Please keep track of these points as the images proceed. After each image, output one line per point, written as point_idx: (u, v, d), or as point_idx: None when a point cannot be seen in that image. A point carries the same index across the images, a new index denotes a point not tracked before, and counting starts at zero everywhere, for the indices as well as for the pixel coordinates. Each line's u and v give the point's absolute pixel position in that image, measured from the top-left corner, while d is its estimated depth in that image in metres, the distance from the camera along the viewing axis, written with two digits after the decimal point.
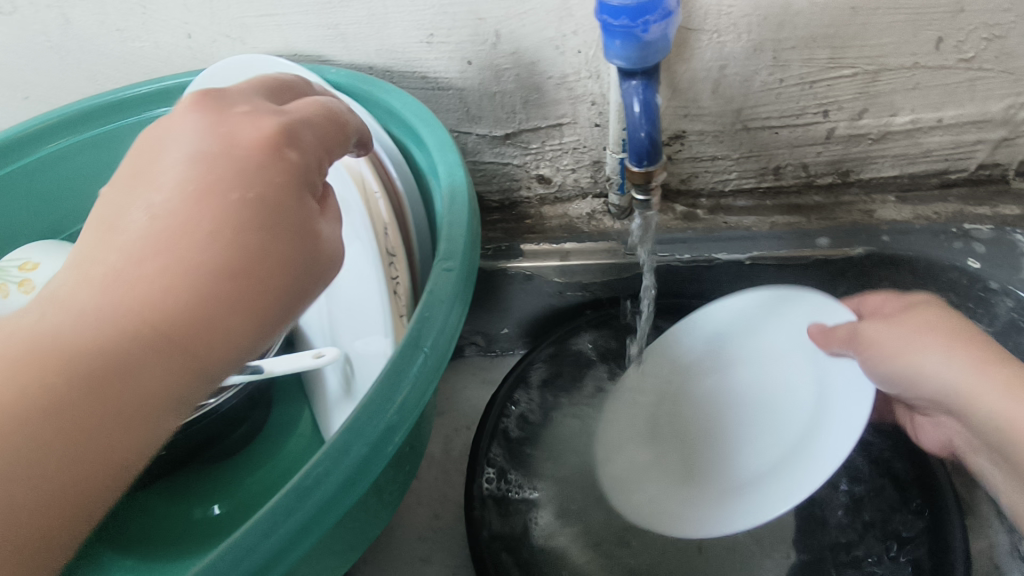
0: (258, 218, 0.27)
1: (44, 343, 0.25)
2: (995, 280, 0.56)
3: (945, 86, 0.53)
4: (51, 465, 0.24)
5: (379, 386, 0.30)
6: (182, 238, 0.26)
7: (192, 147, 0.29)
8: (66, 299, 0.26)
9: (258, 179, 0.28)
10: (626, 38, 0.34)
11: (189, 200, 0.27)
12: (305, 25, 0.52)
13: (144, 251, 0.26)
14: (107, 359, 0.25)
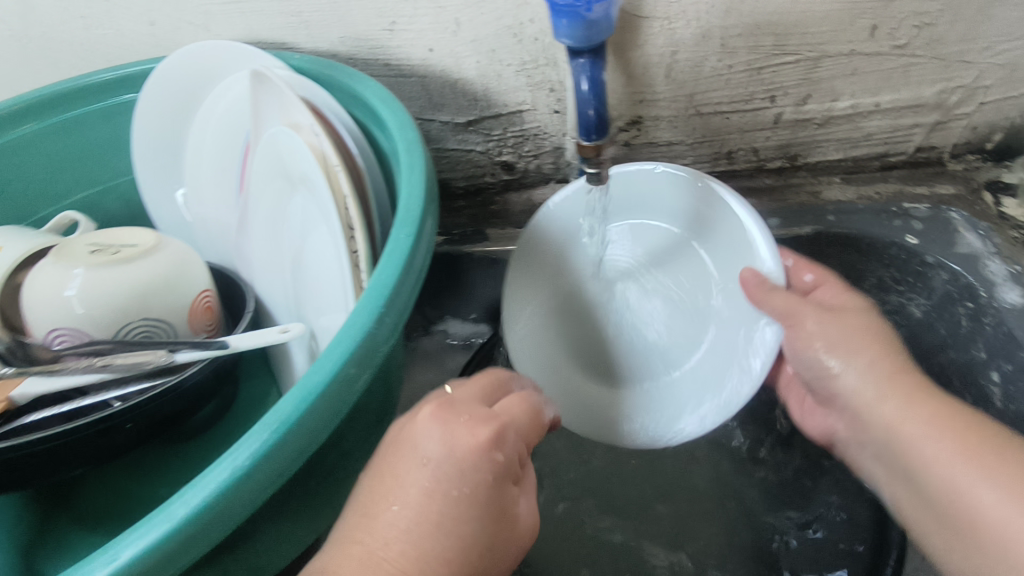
0: (480, 530, 0.33)
1: None
2: (930, 254, 0.58)
3: (882, 71, 0.56)
4: None
5: (336, 342, 0.32)
6: (423, 556, 0.32)
7: (435, 468, 0.34)
8: None
9: (482, 497, 0.33)
10: (571, 17, 0.36)
11: (427, 503, 0.33)
12: (267, 12, 0.53)
13: (401, 565, 0.31)
14: None
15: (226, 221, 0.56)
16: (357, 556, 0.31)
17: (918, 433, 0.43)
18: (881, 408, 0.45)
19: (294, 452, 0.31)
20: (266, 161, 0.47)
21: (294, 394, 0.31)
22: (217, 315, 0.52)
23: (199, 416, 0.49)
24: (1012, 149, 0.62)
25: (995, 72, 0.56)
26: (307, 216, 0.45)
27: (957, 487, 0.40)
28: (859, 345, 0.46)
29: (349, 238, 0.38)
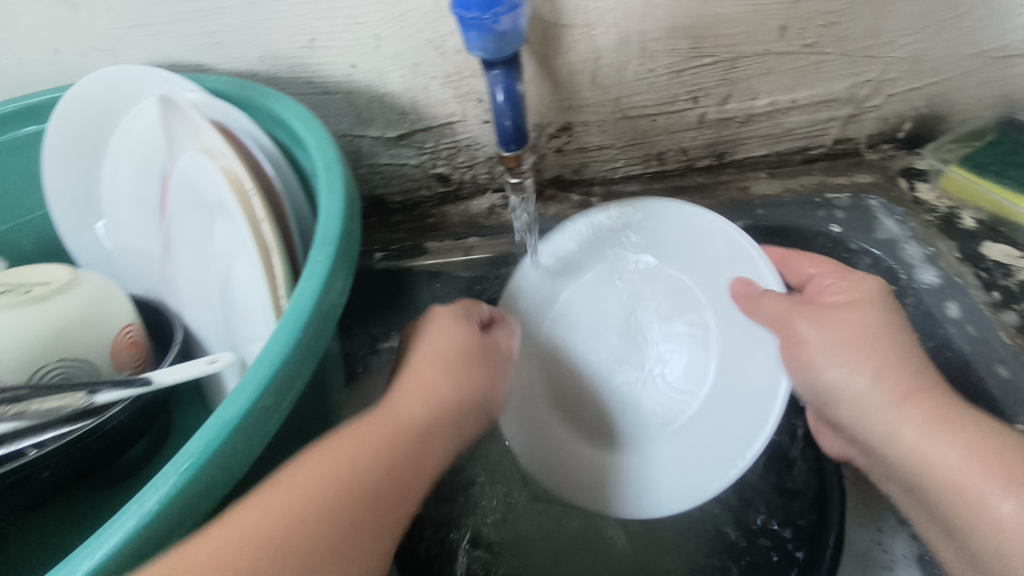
0: (461, 367, 0.45)
1: (331, 459, 0.34)
2: (854, 241, 0.61)
3: (795, 69, 0.58)
4: (334, 529, 0.32)
5: (255, 366, 0.32)
6: (421, 385, 0.43)
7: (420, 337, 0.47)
8: (349, 430, 0.38)
9: (457, 340, 0.46)
10: (480, 30, 0.36)
11: (417, 362, 0.44)
12: (179, 34, 0.52)
13: (405, 395, 0.42)
14: (381, 465, 0.36)
15: (151, 251, 0.54)
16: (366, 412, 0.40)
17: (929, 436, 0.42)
18: (884, 409, 0.44)
19: (206, 491, 0.30)
20: (183, 187, 0.45)
21: (205, 431, 0.30)
22: (144, 349, 0.50)
23: (131, 455, 0.47)
24: (921, 137, 0.66)
25: (899, 65, 0.59)
26: (228, 241, 0.44)
27: (977, 491, 0.39)
28: (856, 345, 0.46)
29: (267, 262, 0.37)
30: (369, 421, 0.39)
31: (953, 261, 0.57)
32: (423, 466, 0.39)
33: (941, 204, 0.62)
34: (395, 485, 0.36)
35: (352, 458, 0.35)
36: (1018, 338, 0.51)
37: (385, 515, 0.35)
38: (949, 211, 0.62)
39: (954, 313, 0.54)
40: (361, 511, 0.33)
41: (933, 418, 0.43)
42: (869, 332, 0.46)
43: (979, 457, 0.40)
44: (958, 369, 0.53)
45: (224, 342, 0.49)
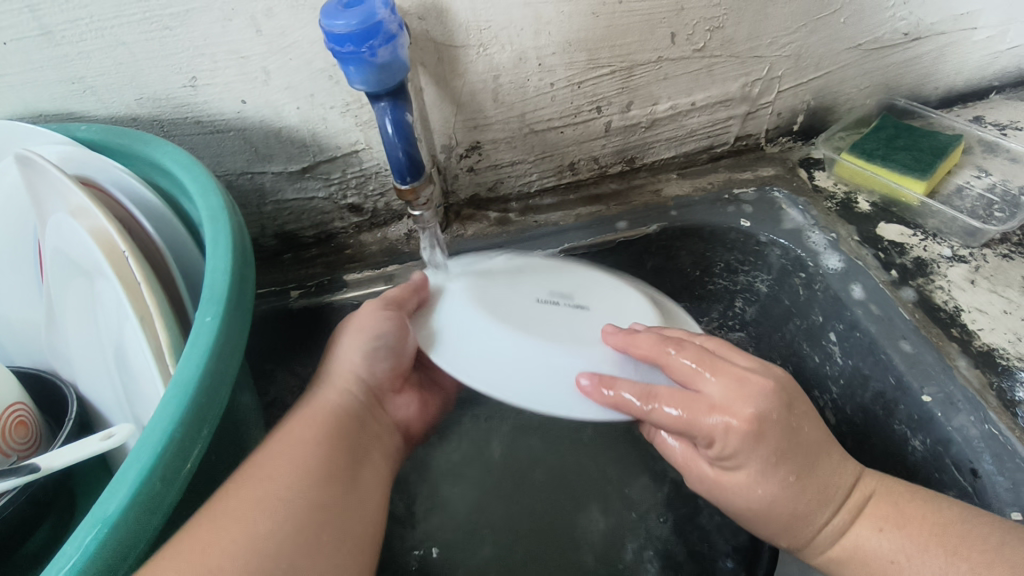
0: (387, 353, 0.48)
1: (300, 450, 0.40)
2: (763, 234, 0.63)
3: (690, 73, 0.60)
4: (322, 502, 0.39)
5: (143, 441, 0.28)
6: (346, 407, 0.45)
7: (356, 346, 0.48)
8: (305, 421, 0.43)
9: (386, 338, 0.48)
10: (358, 63, 0.35)
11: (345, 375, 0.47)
12: (43, 82, 0.48)
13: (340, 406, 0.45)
14: (335, 459, 0.42)
15: (35, 318, 0.49)
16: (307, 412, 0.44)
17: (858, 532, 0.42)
18: (815, 526, 0.43)
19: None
20: (58, 251, 0.42)
21: (80, 534, 0.26)
22: (36, 427, 0.46)
23: (27, 549, 0.42)
24: (814, 128, 0.69)
25: (784, 63, 0.61)
26: (113, 304, 0.41)
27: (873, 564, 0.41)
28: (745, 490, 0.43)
29: (152, 329, 0.35)
30: (303, 414, 0.44)
31: (854, 244, 0.60)
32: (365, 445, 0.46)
33: (838, 190, 0.65)
34: (356, 473, 0.43)
35: (303, 451, 0.40)
36: (916, 312, 0.54)
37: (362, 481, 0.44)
38: (846, 196, 0.65)
39: (858, 294, 0.56)
40: (332, 468, 0.41)
41: (855, 511, 0.43)
42: (759, 447, 0.40)
43: (912, 543, 0.40)
44: (867, 347, 0.54)
45: (123, 411, 0.45)
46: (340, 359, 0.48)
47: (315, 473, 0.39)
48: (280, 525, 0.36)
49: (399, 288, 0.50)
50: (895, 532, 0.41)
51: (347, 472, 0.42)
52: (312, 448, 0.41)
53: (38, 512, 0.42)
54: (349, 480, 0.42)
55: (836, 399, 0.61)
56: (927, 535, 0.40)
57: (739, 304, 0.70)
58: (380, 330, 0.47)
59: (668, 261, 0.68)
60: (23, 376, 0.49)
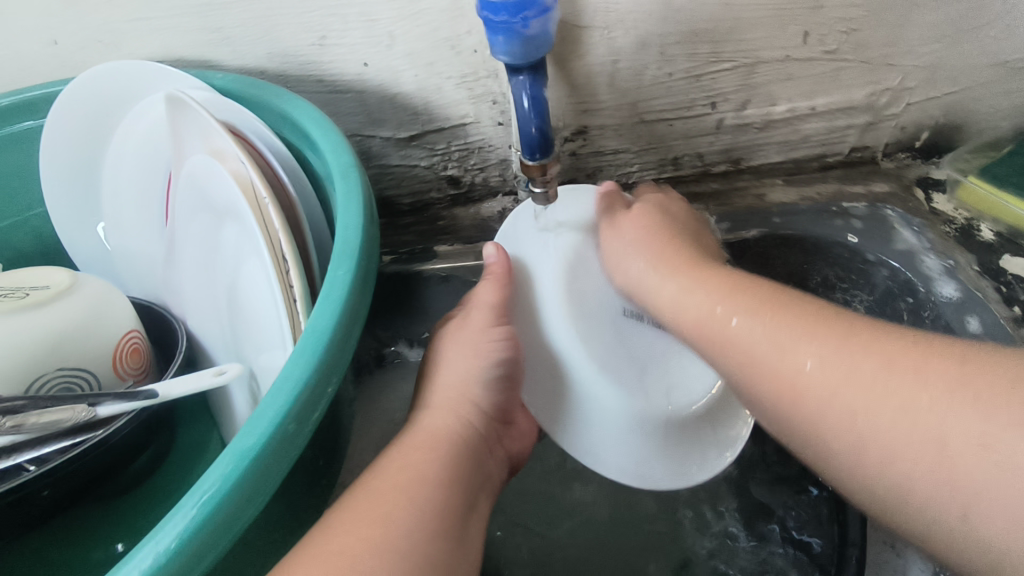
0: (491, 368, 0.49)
1: (414, 465, 0.42)
2: (871, 252, 0.60)
3: (815, 76, 0.57)
4: (437, 509, 0.40)
5: (275, 391, 0.28)
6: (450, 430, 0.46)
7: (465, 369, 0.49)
8: (420, 438, 0.44)
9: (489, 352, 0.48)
10: (508, 34, 0.35)
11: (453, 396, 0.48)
12: (184, 29, 0.50)
13: (447, 429, 0.46)
14: (445, 476, 0.42)
15: (154, 255, 0.52)
16: (422, 432, 0.45)
17: (819, 346, 0.37)
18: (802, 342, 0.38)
19: (222, 533, 0.26)
20: (189, 194, 0.44)
21: (221, 462, 0.26)
22: (146, 357, 0.49)
23: (132, 469, 0.45)
24: (938, 146, 0.65)
25: (918, 74, 0.58)
26: (236, 250, 0.42)
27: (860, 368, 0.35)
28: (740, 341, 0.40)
29: (282, 278, 0.36)
30: (417, 435, 0.45)
31: (973, 274, 0.56)
32: (472, 465, 0.45)
33: (959, 215, 0.61)
34: (466, 493, 0.43)
35: (421, 474, 0.41)
36: None
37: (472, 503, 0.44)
38: (967, 222, 0.61)
39: (975, 327, 0.54)
40: (450, 494, 0.41)
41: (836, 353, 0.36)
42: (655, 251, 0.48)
43: (889, 357, 0.34)
44: None
45: (230, 351, 0.47)
46: (451, 381, 0.49)
47: (433, 502, 0.40)
48: (401, 555, 0.36)
49: (488, 284, 0.49)
50: (848, 349, 0.36)
51: (460, 505, 0.42)
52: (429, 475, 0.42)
53: (147, 438, 0.45)
54: (464, 512, 0.42)
55: None
56: (939, 368, 0.33)
57: None
58: (496, 353, 0.48)
59: (762, 269, 0.66)
60: (138, 309, 0.52)
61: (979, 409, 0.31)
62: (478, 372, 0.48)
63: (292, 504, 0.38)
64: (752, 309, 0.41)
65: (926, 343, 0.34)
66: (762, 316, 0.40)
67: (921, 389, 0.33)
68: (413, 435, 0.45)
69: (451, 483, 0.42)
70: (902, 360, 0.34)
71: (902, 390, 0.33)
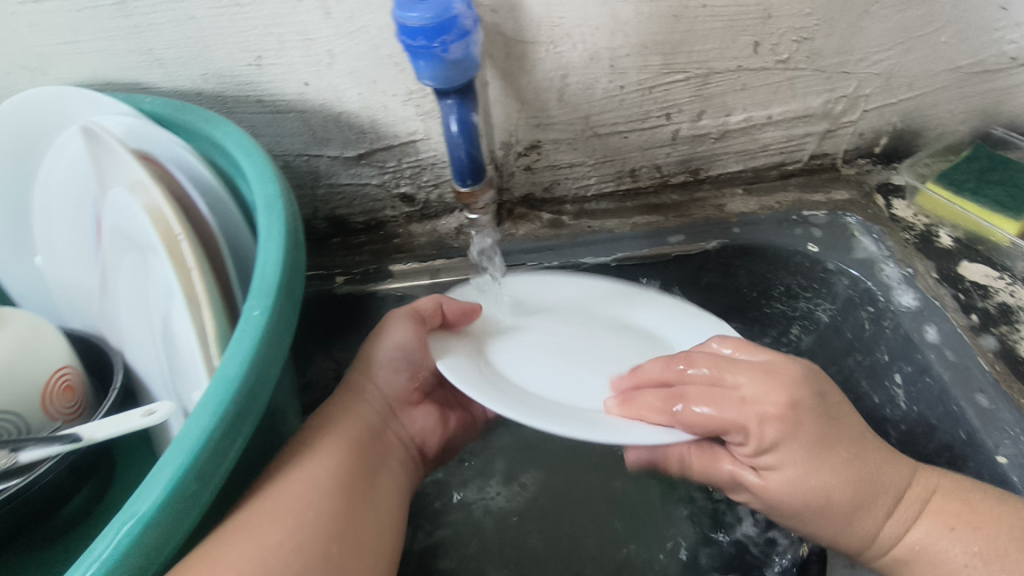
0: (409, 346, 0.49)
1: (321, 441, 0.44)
2: (831, 261, 0.59)
3: (769, 85, 0.56)
4: (340, 481, 0.42)
5: (176, 447, 0.27)
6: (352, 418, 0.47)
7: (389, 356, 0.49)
8: (328, 423, 0.46)
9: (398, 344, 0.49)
10: (428, 58, 0.33)
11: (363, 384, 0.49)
12: (113, 51, 0.48)
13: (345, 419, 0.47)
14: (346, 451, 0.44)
15: (89, 285, 0.50)
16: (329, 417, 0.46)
17: (934, 533, 0.42)
18: (874, 520, 0.43)
19: None
20: (114, 224, 0.42)
21: (116, 524, 0.25)
22: (82, 393, 0.47)
23: (61, 515, 0.44)
24: (898, 151, 0.64)
25: (873, 81, 0.57)
26: (162, 282, 0.40)
27: (865, 539, 0.44)
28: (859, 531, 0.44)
29: (199, 316, 0.34)
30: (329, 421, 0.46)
31: (931, 282, 0.56)
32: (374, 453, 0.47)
33: (918, 221, 0.61)
34: (369, 474, 0.45)
35: (328, 456, 0.43)
36: (997, 364, 0.50)
37: (377, 481, 0.46)
38: (926, 228, 0.61)
39: (932, 337, 0.53)
40: (355, 466, 0.43)
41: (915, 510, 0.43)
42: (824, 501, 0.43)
43: (959, 524, 0.41)
44: (937, 396, 0.51)
45: (167, 386, 0.45)
46: (375, 369, 0.50)
47: (347, 469, 0.43)
48: (306, 533, 0.37)
49: (402, 323, 0.48)
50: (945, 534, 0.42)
51: (366, 475, 0.44)
52: (331, 448, 0.43)
53: (76, 484, 0.43)
54: (366, 485, 0.44)
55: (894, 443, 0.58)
56: (997, 533, 0.40)
57: (795, 331, 0.66)
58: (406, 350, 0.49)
59: (724, 280, 0.65)
60: (74, 340, 0.50)
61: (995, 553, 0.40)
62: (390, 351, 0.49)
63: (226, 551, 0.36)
64: (894, 505, 0.43)
65: (952, 510, 0.42)
66: (910, 518, 0.43)
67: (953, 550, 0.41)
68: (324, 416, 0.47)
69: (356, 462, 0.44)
70: (992, 523, 0.40)
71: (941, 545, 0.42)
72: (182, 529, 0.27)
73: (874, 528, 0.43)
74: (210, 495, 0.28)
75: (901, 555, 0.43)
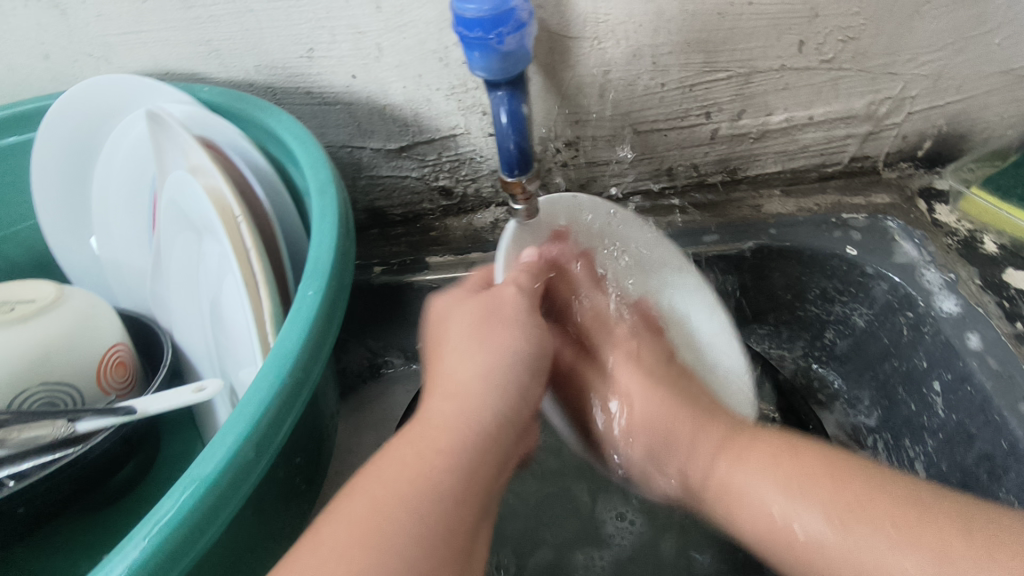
0: (507, 322, 0.43)
1: (443, 430, 0.36)
2: (870, 265, 0.58)
3: (812, 85, 0.56)
4: (437, 484, 0.33)
5: (236, 417, 0.28)
6: (467, 403, 0.38)
7: (485, 341, 0.42)
8: (443, 412, 0.38)
9: (496, 319, 0.43)
10: (483, 50, 0.34)
11: (472, 368, 0.40)
12: (172, 42, 0.50)
13: (463, 406, 0.38)
14: (464, 442, 0.35)
15: (142, 266, 0.52)
16: (446, 400, 0.39)
17: (743, 465, 0.41)
18: (768, 469, 0.40)
19: (177, 561, 0.26)
20: (172, 209, 0.44)
21: (178, 488, 0.27)
22: (132, 369, 0.49)
23: (111, 487, 0.46)
24: (942, 156, 0.63)
25: (919, 83, 0.56)
26: (216, 265, 0.42)
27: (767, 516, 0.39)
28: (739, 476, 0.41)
29: (255, 295, 0.35)
30: (429, 424, 0.37)
31: (974, 288, 0.55)
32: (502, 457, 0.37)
33: (962, 226, 0.60)
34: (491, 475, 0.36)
35: (423, 456, 0.34)
36: None
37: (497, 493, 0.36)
38: (970, 234, 0.59)
39: (975, 344, 0.52)
40: (473, 472, 0.34)
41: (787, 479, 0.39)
42: (737, 465, 0.42)
43: (865, 515, 0.35)
44: (978, 404, 0.51)
45: (214, 365, 0.47)
46: (461, 365, 0.41)
47: (461, 474, 0.34)
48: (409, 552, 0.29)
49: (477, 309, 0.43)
50: (838, 515, 0.36)
51: (479, 492, 0.34)
52: (447, 440, 0.35)
53: (125, 458, 0.45)
54: (481, 505, 0.34)
55: (931, 453, 0.57)
56: (891, 509, 0.35)
57: (830, 335, 0.66)
58: (504, 335, 0.42)
59: (759, 281, 0.65)
60: (127, 319, 0.52)
61: (920, 548, 0.33)
62: (505, 356, 0.41)
63: (267, 525, 0.37)
64: (715, 447, 0.43)
65: (856, 482, 0.37)
66: (729, 456, 0.42)
67: (859, 539, 0.34)
68: (419, 424, 0.37)
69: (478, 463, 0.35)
70: (845, 488, 0.37)
71: (854, 534, 0.35)
72: (240, 496, 0.28)
73: (703, 470, 0.43)
74: (266, 466, 0.29)
75: (721, 498, 0.42)
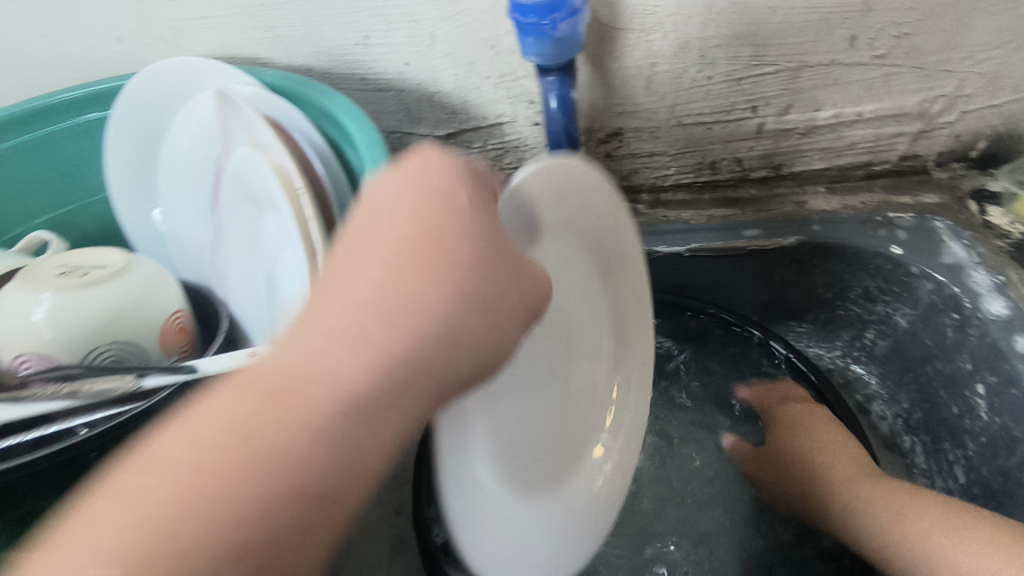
0: (430, 250, 0.30)
1: (288, 374, 0.27)
2: (915, 264, 0.58)
3: (862, 81, 0.56)
4: (242, 478, 0.25)
5: None
6: (355, 339, 0.28)
7: (385, 253, 0.30)
8: (298, 349, 0.28)
9: (417, 245, 0.30)
10: (537, 35, 0.35)
11: (362, 289, 0.29)
12: (237, 27, 0.52)
13: (332, 348, 0.28)
14: (314, 410, 0.27)
15: (202, 239, 0.55)
16: (312, 333, 0.28)
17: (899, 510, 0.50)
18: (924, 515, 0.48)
19: None
20: (235, 184, 0.46)
21: None
22: (192, 336, 0.52)
23: None
24: (996, 157, 0.62)
25: (975, 81, 0.55)
26: (274, 238, 0.44)
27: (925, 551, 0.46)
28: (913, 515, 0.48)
29: (313, 263, 0.38)
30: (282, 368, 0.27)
31: None
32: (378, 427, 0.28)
33: (1014, 229, 0.59)
34: (357, 450, 0.28)
35: (238, 438, 0.25)
36: None
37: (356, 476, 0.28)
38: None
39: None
40: (307, 461, 0.26)
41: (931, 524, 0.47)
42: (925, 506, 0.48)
43: (985, 533, 0.44)
44: None
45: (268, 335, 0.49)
46: (354, 283, 0.29)
47: (290, 453, 0.26)
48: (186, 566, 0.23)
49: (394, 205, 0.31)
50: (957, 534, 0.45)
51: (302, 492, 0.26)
52: (288, 423, 0.26)
53: None
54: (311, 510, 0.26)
55: (971, 457, 0.57)
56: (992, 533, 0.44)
57: (870, 335, 0.65)
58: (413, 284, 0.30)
59: (799, 278, 0.64)
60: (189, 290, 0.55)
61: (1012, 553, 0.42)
62: (416, 297, 0.30)
63: None
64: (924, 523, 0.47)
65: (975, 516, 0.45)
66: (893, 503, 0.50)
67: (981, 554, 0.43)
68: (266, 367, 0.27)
69: (315, 439, 0.26)
70: (971, 520, 0.45)
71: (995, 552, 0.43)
72: None
73: (913, 536, 0.47)
74: None
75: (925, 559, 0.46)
